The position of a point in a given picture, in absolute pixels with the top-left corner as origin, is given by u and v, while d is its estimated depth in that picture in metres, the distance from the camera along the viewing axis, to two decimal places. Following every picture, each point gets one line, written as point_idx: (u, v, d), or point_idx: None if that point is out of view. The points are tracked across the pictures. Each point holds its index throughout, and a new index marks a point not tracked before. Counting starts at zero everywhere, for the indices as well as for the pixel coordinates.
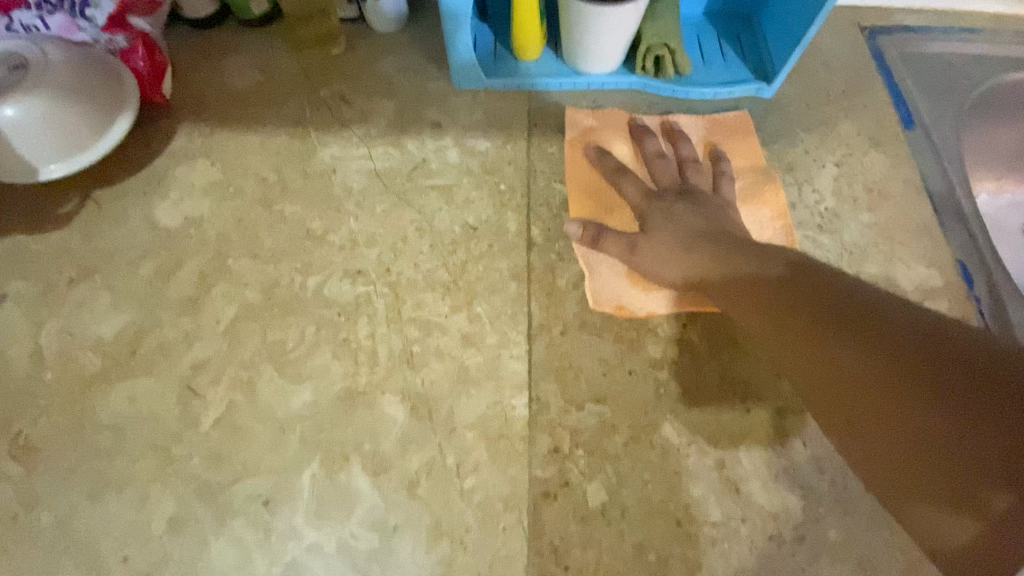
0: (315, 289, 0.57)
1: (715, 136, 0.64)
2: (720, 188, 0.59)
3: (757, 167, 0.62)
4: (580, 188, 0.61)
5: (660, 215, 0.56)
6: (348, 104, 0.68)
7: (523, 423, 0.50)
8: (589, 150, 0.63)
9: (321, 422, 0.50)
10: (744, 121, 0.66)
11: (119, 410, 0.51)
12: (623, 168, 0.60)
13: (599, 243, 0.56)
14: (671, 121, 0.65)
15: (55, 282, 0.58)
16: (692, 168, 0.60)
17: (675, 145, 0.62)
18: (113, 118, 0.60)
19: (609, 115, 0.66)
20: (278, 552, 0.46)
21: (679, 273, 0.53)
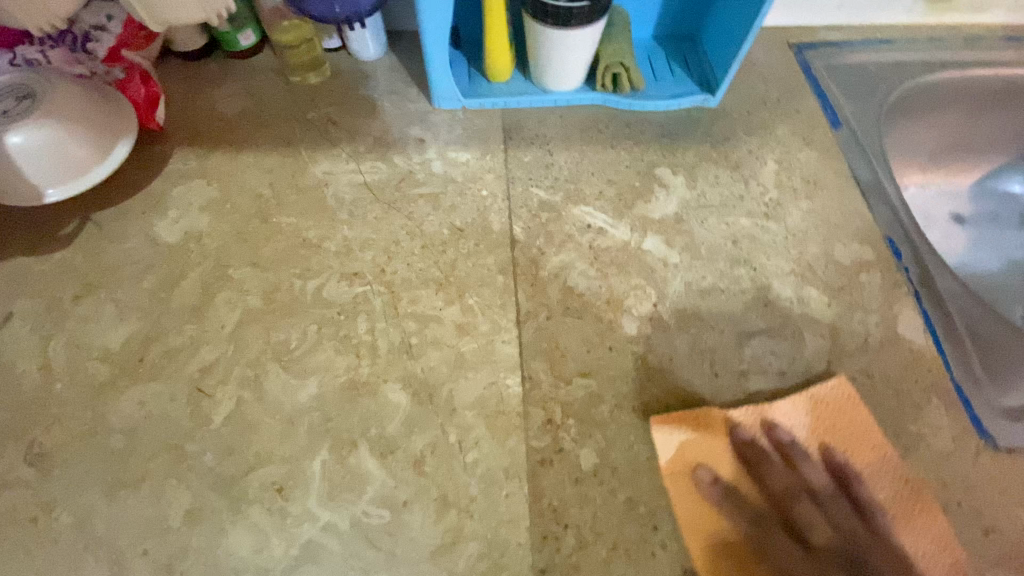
0: (314, 291, 0.61)
1: (828, 431, 0.53)
2: (877, 530, 0.48)
3: (899, 477, 0.51)
4: (707, 546, 0.47)
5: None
6: (335, 124, 0.74)
7: (517, 399, 0.55)
8: (704, 487, 0.50)
9: (328, 410, 0.54)
10: (852, 399, 0.55)
11: (130, 414, 0.54)
12: (762, 526, 0.48)
13: None
14: (776, 420, 0.53)
15: (59, 298, 0.60)
16: (829, 501, 0.49)
17: (786, 453, 0.51)
18: (115, 142, 0.64)
19: (703, 423, 0.53)
20: (294, 534, 0.48)
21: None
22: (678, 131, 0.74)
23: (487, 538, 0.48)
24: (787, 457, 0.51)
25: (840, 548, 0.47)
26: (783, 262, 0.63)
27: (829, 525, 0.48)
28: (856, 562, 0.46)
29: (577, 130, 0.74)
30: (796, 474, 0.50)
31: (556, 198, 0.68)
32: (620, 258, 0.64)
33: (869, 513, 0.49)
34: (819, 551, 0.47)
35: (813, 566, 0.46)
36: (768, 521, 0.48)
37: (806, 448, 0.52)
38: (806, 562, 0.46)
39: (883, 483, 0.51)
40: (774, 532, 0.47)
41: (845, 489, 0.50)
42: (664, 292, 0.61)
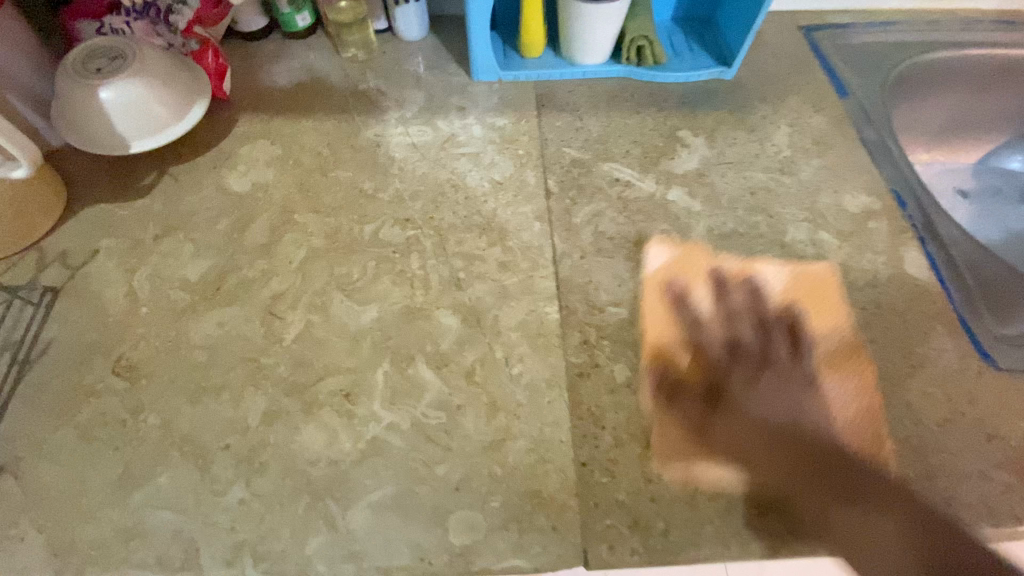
0: (371, 233, 0.67)
1: (796, 292, 0.63)
2: (795, 360, 0.59)
3: (843, 331, 0.60)
4: (654, 323, 0.60)
5: (738, 392, 0.56)
6: (384, 94, 0.81)
7: (556, 324, 0.61)
8: (671, 293, 0.62)
9: (388, 331, 0.60)
10: (830, 277, 0.64)
11: (209, 332, 0.59)
12: (700, 330, 0.60)
13: (671, 403, 0.55)
14: (754, 271, 0.64)
15: (143, 237, 0.66)
16: (768, 333, 0.60)
17: (750, 289, 0.63)
18: (191, 102, 0.71)
19: (699, 254, 0.65)
20: (361, 431, 0.54)
21: (750, 438, 0.53)
22: (697, 100, 0.81)
23: (533, 436, 0.53)
24: (748, 293, 0.63)
25: (760, 355, 0.58)
26: (795, 210, 0.69)
27: (757, 338, 0.59)
28: (765, 371, 0.58)
29: (604, 99, 0.81)
30: (751, 307, 0.61)
31: (587, 156, 0.74)
32: (647, 207, 0.69)
33: (800, 349, 0.59)
34: (743, 358, 0.58)
35: (726, 359, 0.58)
36: (707, 319, 0.60)
37: (768, 294, 0.63)
38: (722, 352, 0.58)
39: (829, 337, 0.60)
40: (710, 334, 0.59)
41: (785, 327, 0.60)
42: (688, 234, 0.67)
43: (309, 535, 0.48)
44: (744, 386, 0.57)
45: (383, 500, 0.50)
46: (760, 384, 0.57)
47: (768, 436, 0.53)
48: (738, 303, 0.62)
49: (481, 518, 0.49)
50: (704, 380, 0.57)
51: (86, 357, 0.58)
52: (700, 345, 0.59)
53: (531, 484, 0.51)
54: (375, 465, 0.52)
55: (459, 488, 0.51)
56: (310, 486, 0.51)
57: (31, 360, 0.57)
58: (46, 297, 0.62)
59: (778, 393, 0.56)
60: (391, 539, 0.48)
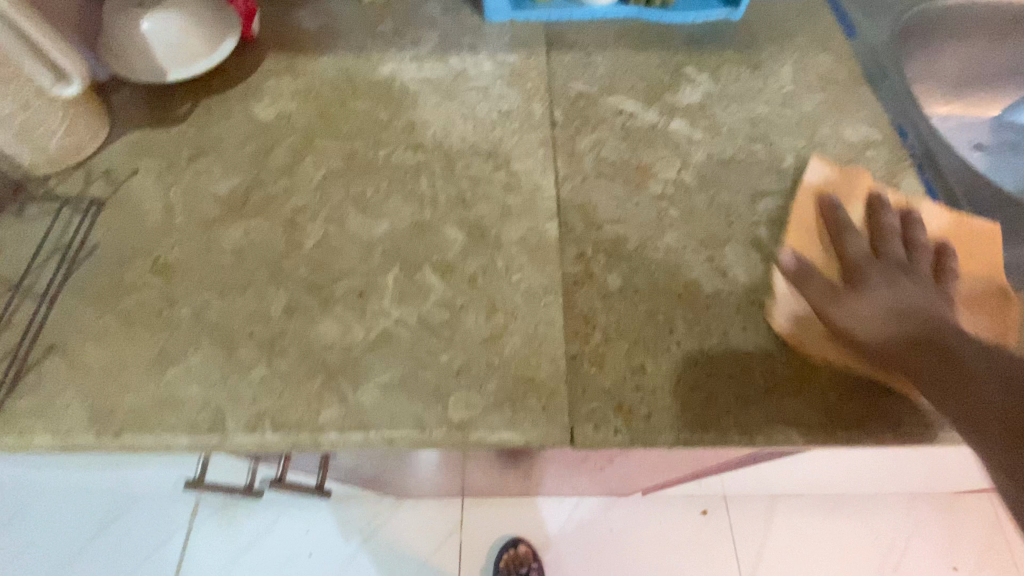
0: (385, 157, 0.72)
1: (948, 232, 0.61)
2: (942, 278, 0.56)
3: (989, 280, 0.58)
4: (801, 231, 0.61)
5: (875, 278, 0.54)
6: (400, 34, 0.85)
7: (555, 238, 0.64)
8: (828, 200, 0.62)
9: (399, 241, 0.65)
10: (992, 233, 0.61)
11: (236, 239, 0.65)
12: (844, 231, 0.59)
13: (801, 284, 0.56)
14: (911, 203, 0.63)
15: (178, 158, 0.72)
16: (918, 251, 0.58)
17: (908, 210, 0.61)
18: (223, 36, 0.76)
19: (862, 174, 0.65)
20: (372, 324, 0.59)
21: (874, 316, 0.52)
22: (704, 39, 0.83)
23: (529, 332, 0.57)
24: (900, 216, 0.61)
25: (903, 263, 0.56)
26: (795, 139, 0.71)
27: (906, 250, 0.58)
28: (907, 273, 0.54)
29: (612, 38, 0.83)
30: (901, 227, 0.60)
31: (593, 90, 0.77)
32: (649, 136, 0.72)
33: (948, 274, 0.56)
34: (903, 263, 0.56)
35: (869, 259, 0.56)
36: (851, 224, 0.59)
37: (924, 223, 0.61)
38: (864, 251, 0.57)
39: (975, 280, 0.58)
40: (861, 237, 0.59)
41: (941, 252, 0.58)
42: (687, 161, 0.69)
43: (322, 408, 0.54)
44: (885, 274, 0.54)
45: (389, 382, 0.55)
46: (905, 284, 0.53)
47: (899, 323, 0.51)
48: (893, 220, 0.60)
49: (478, 398, 0.54)
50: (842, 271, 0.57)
51: (127, 257, 0.64)
52: (844, 249, 0.58)
53: (524, 372, 0.55)
54: (383, 352, 0.57)
55: (459, 373, 0.55)
56: (325, 368, 0.56)
57: (80, 258, 0.64)
58: (93, 206, 0.68)
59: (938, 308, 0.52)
60: (395, 413, 0.53)
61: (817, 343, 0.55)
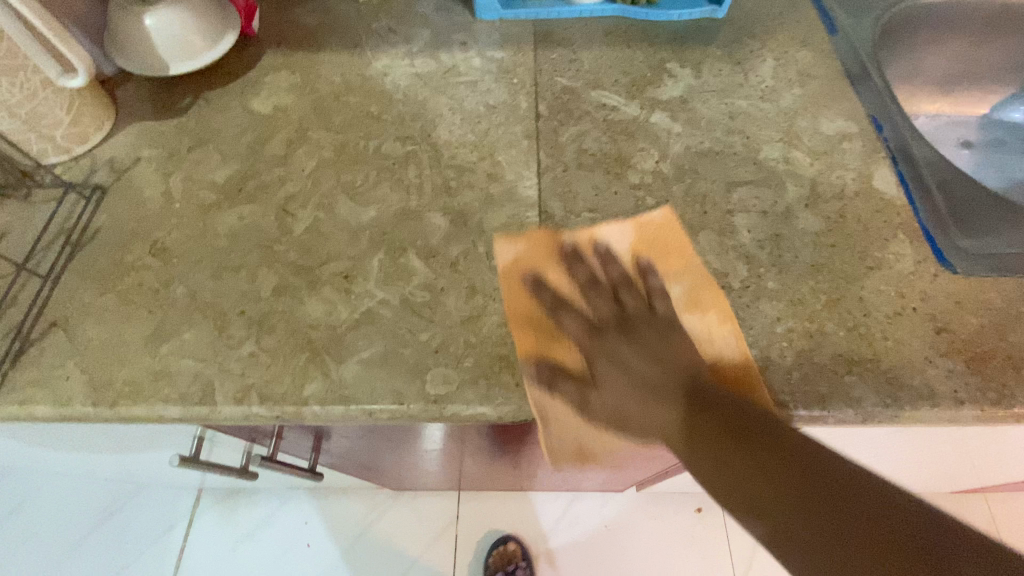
0: (375, 148, 0.74)
1: (641, 247, 0.63)
2: (656, 308, 0.57)
3: (699, 276, 0.61)
4: (519, 322, 0.58)
5: (603, 360, 0.54)
6: (394, 32, 0.88)
7: (535, 225, 0.67)
8: (527, 279, 0.61)
9: (386, 227, 0.67)
10: (669, 218, 0.65)
11: (231, 224, 0.68)
12: (561, 305, 0.58)
13: (554, 389, 0.54)
14: (593, 236, 0.64)
15: (178, 148, 0.75)
16: (623, 292, 0.58)
17: (570, 265, 0.61)
18: (223, 33, 0.80)
19: (542, 235, 0.64)
20: (357, 305, 0.61)
21: (614, 403, 0.53)
22: (688, 36, 0.85)
23: (506, 313, 0.60)
24: (600, 258, 0.61)
25: (624, 317, 0.56)
26: (772, 132, 0.73)
27: (610, 299, 0.58)
28: (598, 338, 0.55)
29: (598, 35, 0.85)
30: (598, 270, 0.60)
31: (577, 84, 0.79)
32: (630, 128, 0.74)
33: (654, 298, 0.58)
34: (607, 318, 0.56)
35: (592, 328, 0.56)
36: (566, 294, 0.59)
37: (616, 252, 0.62)
38: (583, 324, 0.56)
39: (679, 280, 0.60)
40: (572, 310, 0.57)
41: (636, 278, 0.60)
42: (666, 152, 0.71)
43: (307, 381, 0.56)
44: (603, 349, 0.55)
45: (372, 357, 0.58)
46: (630, 343, 0.55)
47: (635, 397, 0.52)
48: (585, 273, 0.60)
49: (454, 373, 0.56)
50: (580, 350, 0.56)
51: (127, 240, 0.67)
52: (591, 315, 0.57)
53: (499, 350, 0.57)
54: (367, 330, 0.59)
55: (437, 350, 0.58)
56: (311, 344, 0.59)
57: (83, 241, 0.67)
58: (97, 193, 0.71)
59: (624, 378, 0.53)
60: (376, 387, 0.56)
61: (573, 424, 0.55)
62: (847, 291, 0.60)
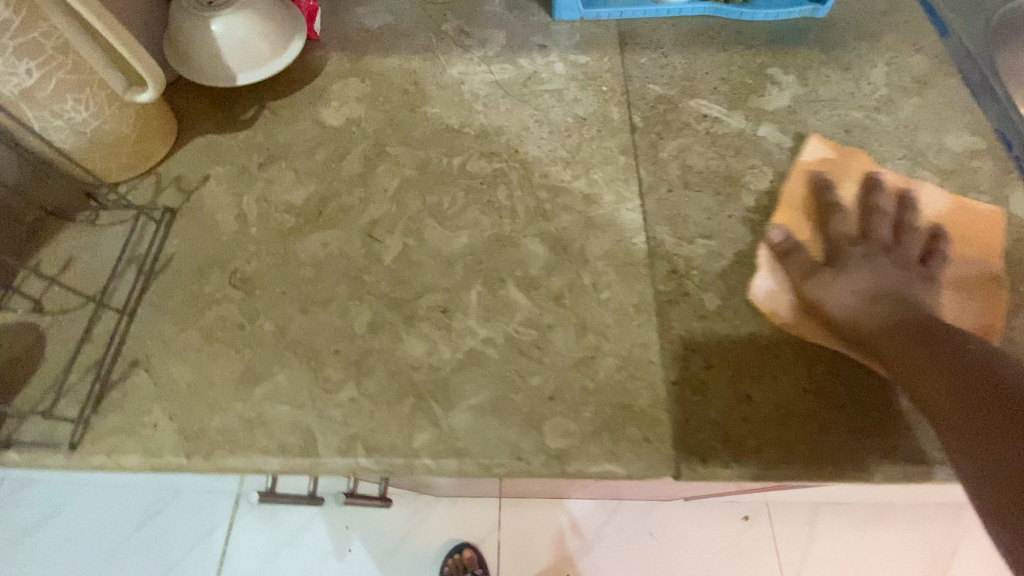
0: (459, 166, 0.69)
1: (944, 219, 0.61)
2: (930, 263, 0.55)
3: (969, 260, 0.58)
4: (787, 205, 0.62)
5: (854, 260, 0.54)
6: (467, 35, 0.82)
7: (644, 252, 0.61)
8: (817, 178, 0.63)
9: (480, 256, 0.63)
10: (995, 218, 0.61)
11: (314, 251, 0.63)
12: (836, 210, 0.58)
13: (783, 262, 0.56)
14: (911, 186, 0.62)
15: (247, 165, 0.70)
16: (907, 233, 0.57)
17: (862, 191, 0.60)
18: (287, 42, 0.73)
19: (863, 158, 0.65)
20: (458, 344, 0.57)
21: (848, 299, 0.51)
22: (788, 39, 0.78)
23: (623, 355, 0.55)
24: (898, 199, 0.60)
25: (887, 246, 0.55)
26: (894, 148, 0.67)
27: (892, 234, 0.57)
28: (864, 248, 0.55)
29: (689, 37, 0.79)
30: (898, 210, 0.59)
31: (672, 93, 0.73)
32: (737, 143, 0.69)
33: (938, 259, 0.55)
34: (892, 245, 0.55)
35: (855, 240, 0.56)
36: (842, 206, 0.59)
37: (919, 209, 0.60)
38: (850, 236, 0.56)
39: (965, 267, 0.57)
40: (847, 219, 0.58)
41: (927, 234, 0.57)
42: (780, 171, 0.66)
43: (416, 431, 0.52)
44: (863, 260, 0.53)
45: (482, 405, 0.53)
46: (879, 265, 0.53)
47: (869, 307, 0.51)
48: (884, 204, 0.59)
49: (574, 424, 0.52)
50: (828, 246, 0.56)
51: (203, 269, 0.63)
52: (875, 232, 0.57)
53: (622, 398, 0.53)
54: (472, 373, 0.55)
55: (553, 397, 0.53)
56: (414, 388, 0.55)
57: (157, 270, 0.63)
58: (166, 216, 0.67)
59: (877, 286, 0.52)
60: (491, 439, 0.51)
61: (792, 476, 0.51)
62: (998, 331, 0.55)
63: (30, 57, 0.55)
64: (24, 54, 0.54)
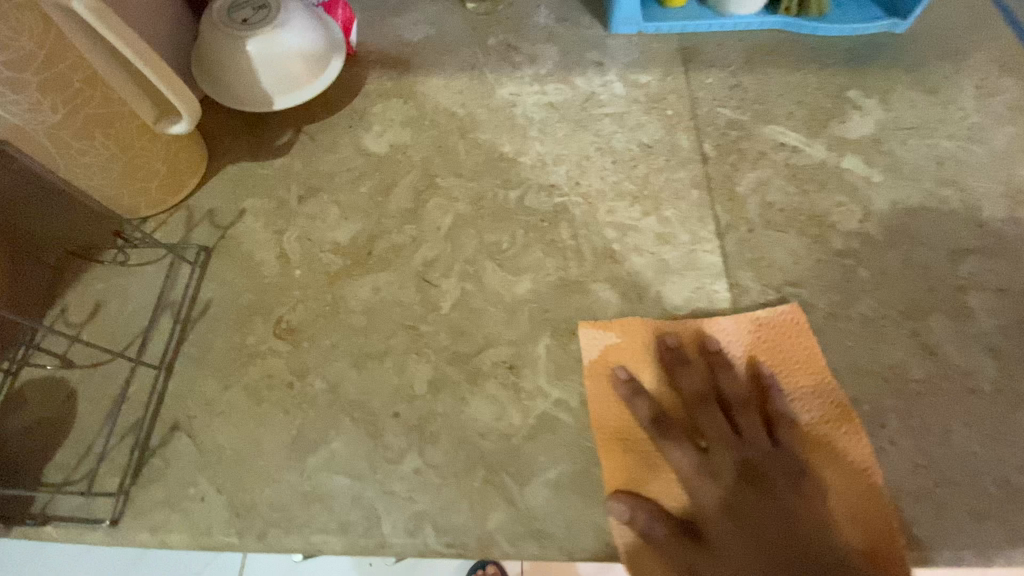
0: (516, 200, 0.64)
1: (757, 351, 0.53)
2: (780, 443, 0.49)
3: (824, 404, 0.51)
4: (612, 441, 0.50)
5: (719, 499, 0.46)
6: (515, 50, 0.75)
7: (727, 303, 0.56)
8: (619, 380, 0.52)
9: (545, 303, 0.57)
10: (796, 319, 0.55)
11: (366, 297, 0.58)
12: (662, 428, 0.49)
13: (653, 536, 0.45)
14: (704, 332, 0.54)
15: (286, 198, 0.64)
16: (737, 414, 0.50)
17: (676, 375, 0.52)
18: (326, 65, 0.66)
19: (639, 324, 0.55)
20: (529, 407, 0.52)
21: (743, 563, 0.44)
22: (865, 56, 0.72)
23: None
24: (708, 363, 0.52)
25: (736, 451, 0.48)
26: (991, 185, 0.62)
27: (728, 424, 0.49)
28: (717, 469, 0.47)
29: (758, 54, 0.73)
30: (705, 380, 0.51)
31: (744, 118, 0.68)
32: (820, 176, 0.64)
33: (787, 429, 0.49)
34: (709, 454, 0.48)
35: (707, 459, 0.48)
36: (667, 417, 0.50)
37: (730, 360, 0.53)
38: (692, 455, 0.48)
39: (813, 407, 0.51)
40: (693, 420, 0.50)
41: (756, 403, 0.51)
42: (868, 210, 0.62)
43: (489, 510, 0.48)
44: (728, 496, 0.46)
45: (561, 479, 0.49)
46: (762, 491, 0.46)
47: (751, 567, 0.44)
48: (665, 394, 0.52)
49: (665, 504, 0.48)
50: (690, 483, 0.47)
51: (245, 318, 0.58)
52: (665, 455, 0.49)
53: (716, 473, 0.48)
54: (548, 441, 0.50)
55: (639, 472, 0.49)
56: (484, 459, 0.50)
57: (194, 318, 0.58)
58: (201, 256, 0.61)
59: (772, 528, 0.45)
60: (573, 520, 0.48)
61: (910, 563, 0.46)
62: None
63: (55, 92, 0.49)
64: (48, 90, 0.48)
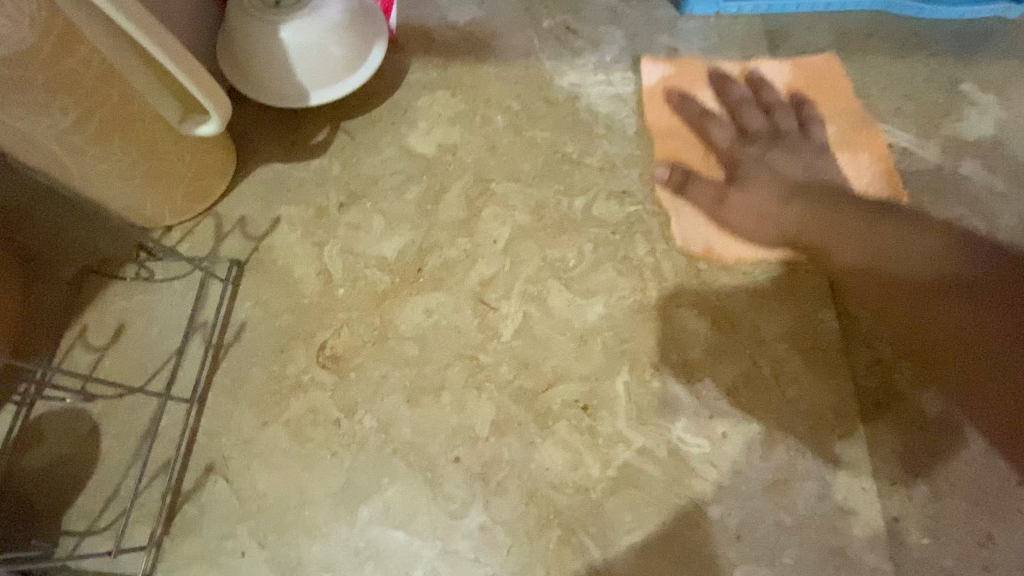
0: (583, 209, 0.56)
1: (799, 84, 0.61)
2: (810, 132, 0.58)
3: (852, 112, 0.59)
4: (662, 133, 0.59)
5: (748, 165, 0.56)
6: (576, 33, 0.64)
7: (836, 334, 0.49)
8: (673, 97, 0.60)
9: (622, 332, 0.50)
10: (832, 66, 0.62)
11: (418, 322, 0.52)
12: (706, 122, 0.58)
13: (689, 185, 0.55)
14: (751, 68, 0.62)
15: (325, 206, 0.58)
16: (773, 118, 0.59)
17: (721, 91, 0.60)
18: (363, 58, 0.58)
19: (695, 62, 0.62)
20: (608, 455, 0.46)
21: (764, 202, 0.53)
22: (978, 43, 0.63)
23: (824, 476, 0.45)
24: (748, 86, 0.61)
25: (768, 136, 0.58)
26: None
27: (765, 121, 0.59)
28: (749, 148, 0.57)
29: (856, 39, 0.63)
30: (749, 96, 0.60)
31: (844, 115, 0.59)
32: (936, 184, 0.56)
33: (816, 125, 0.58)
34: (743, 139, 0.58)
35: (738, 141, 0.58)
36: (710, 113, 0.59)
37: (770, 82, 0.61)
38: (728, 141, 0.58)
39: (839, 118, 0.59)
40: (731, 127, 0.59)
41: (792, 107, 0.59)
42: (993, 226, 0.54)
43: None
44: (756, 165, 0.56)
45: (648, 542, 0.44)
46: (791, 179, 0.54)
47: (772, 210, 0.53)
48: (712, 103, 0.60)
49: (771, 574, 0.43)
50: (726, 161, 0.57)
51: (284, 345, 0.51)
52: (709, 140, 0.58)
53: (832, 537, 0.43)
54: (631, 497, 0.45)
55: (739, 536, 0.44)
56: (559, 516, 0.44)
57: (227, 344, 0.52)
58: (233, 271, 0.55)
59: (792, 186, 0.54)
60: None
61: None
62: None
63: (65, 91, 0.42)
64: (57, 88, 0.41)
